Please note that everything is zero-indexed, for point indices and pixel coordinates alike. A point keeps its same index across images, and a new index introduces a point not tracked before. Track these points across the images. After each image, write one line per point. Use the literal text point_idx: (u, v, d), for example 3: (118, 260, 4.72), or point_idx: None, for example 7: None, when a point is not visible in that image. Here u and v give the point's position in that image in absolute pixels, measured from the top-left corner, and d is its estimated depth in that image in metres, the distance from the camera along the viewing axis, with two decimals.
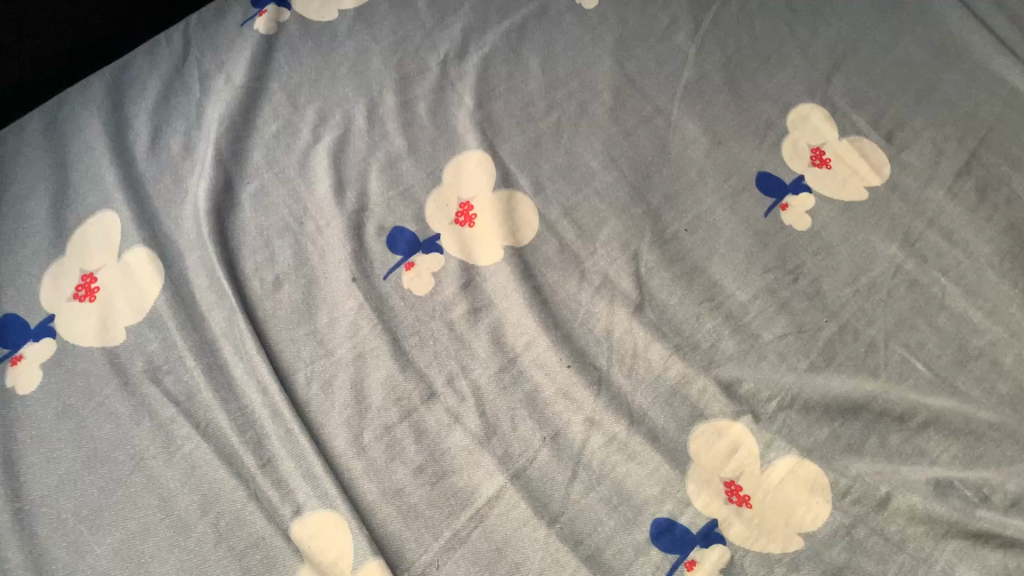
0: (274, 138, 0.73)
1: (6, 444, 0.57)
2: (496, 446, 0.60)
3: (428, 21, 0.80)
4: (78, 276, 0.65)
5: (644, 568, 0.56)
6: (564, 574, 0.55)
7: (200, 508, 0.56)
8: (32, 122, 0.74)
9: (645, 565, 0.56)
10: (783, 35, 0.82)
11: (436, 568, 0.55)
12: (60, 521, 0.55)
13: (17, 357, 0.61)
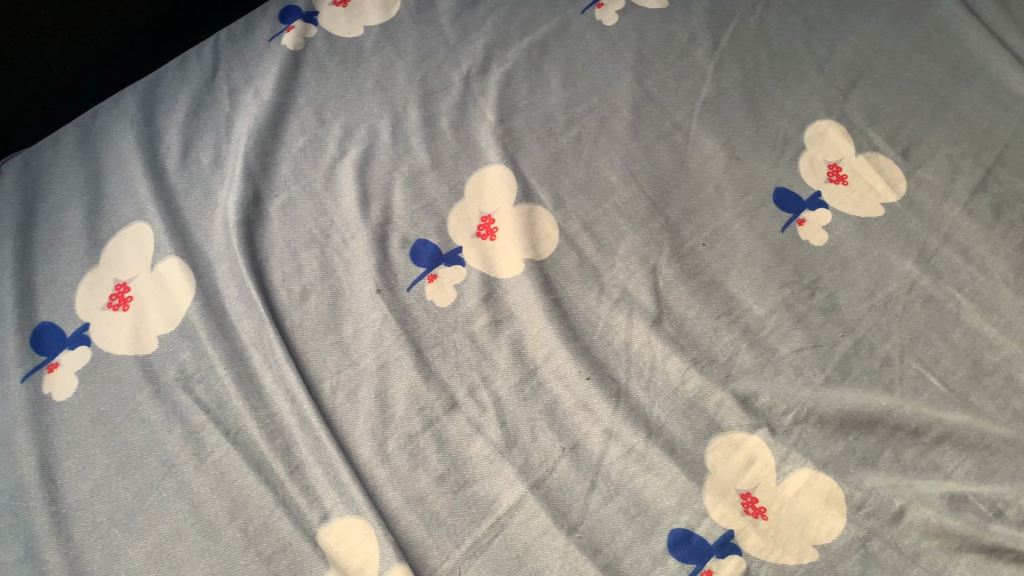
0: (301, 151, 0.74)
1: (43, 448, 0.59)
2: (516, 456, 0.61)
3: (451, 37, 0.82)
4: (112, 285, 0.67)
5: None
6: None
7: (229, 513, 0.57)
8: (67, 135, 0.77)
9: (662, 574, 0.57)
10: (801, 52, 0.84)
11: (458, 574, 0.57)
12: (95, 525, 0.57)
13: (53, 364, 0.63)
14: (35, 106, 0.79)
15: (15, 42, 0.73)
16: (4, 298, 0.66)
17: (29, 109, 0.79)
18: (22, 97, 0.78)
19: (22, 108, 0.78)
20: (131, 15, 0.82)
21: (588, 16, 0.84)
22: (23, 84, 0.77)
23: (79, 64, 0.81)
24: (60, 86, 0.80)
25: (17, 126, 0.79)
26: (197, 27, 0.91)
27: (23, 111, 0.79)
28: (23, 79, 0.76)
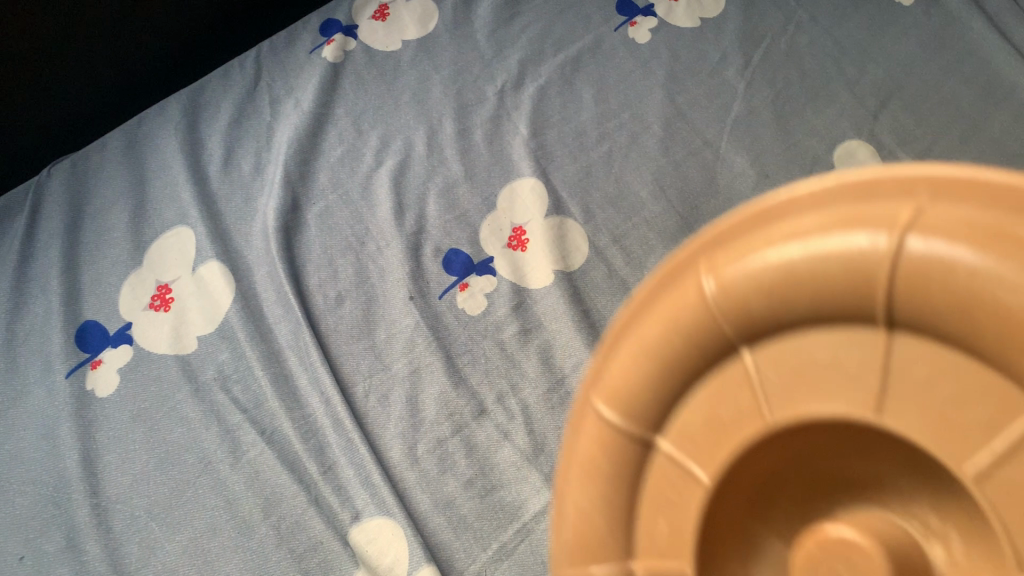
0: (339, 161, 0.76)
1: (86, 443, 0.62)
2: (543, 463, 0.62)
3: (487, 52, 0.84)
4: (154, 286, 0.69)
5: None
6: None
7: (262, 510, 0.59)
8: (114, 141, 0.79)
9: None
10: (832, 72, 0.83)
11: None
12: (134, 518, 0.59)
13: (96, 361, 0.65)
14: (78, 113, 0.83)
15: (37, 47, 0.77)
16: (52, 297, 0.68)
17: (73, 114, 0.83)
18: (63, 103, 0.81)
19: (64, 113, 0.82)
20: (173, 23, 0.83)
21: (621, 33, 0.85)
22: (61, 90, 0.80)
23: (120, 71, 0.83)
24: (104, 92, 0.83)
25: (63, 132, 0.83)
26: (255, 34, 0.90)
27: (65, 116, 0.82)
28: (59, 85, 0.80)
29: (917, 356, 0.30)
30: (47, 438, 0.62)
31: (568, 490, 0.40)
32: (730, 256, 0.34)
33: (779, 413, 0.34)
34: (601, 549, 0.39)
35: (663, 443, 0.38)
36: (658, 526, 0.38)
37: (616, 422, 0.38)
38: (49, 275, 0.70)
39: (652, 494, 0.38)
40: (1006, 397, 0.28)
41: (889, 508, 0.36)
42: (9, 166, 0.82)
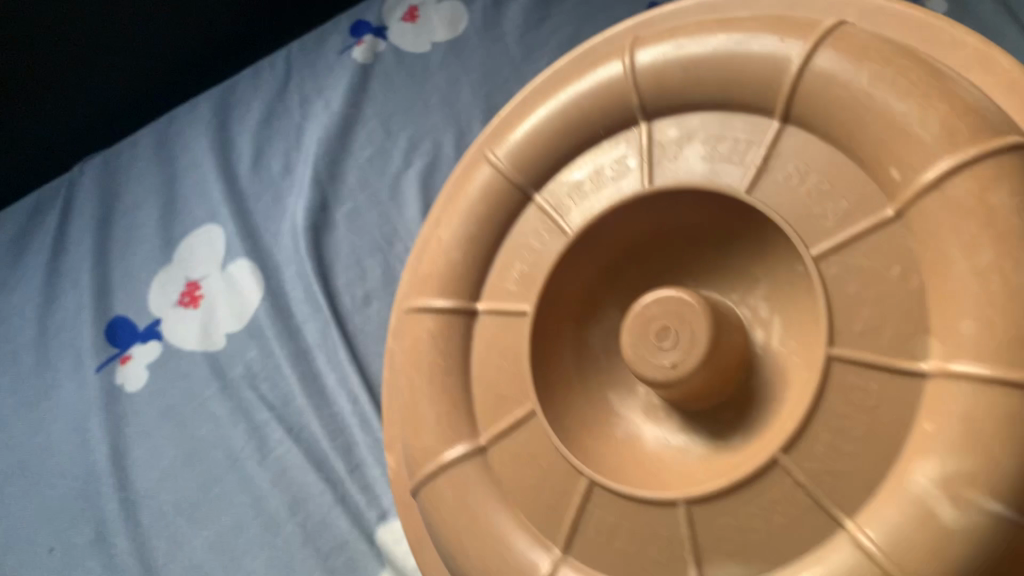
0: (368, 161, 0.75)
1: (116, 437, 0.62)
2: None
3: (518, 55, 0.77)
4: (183, 283, 0.69)
5: None
6: None
7: (289, 508, 0.58)
8: (146, 139, 0.80)
9: None
10: None
11: None
12: (161, 513, 0.59)
13: (125, 356, 0.66)
14: (108, 110, 0.84)
15: (61, 44, 0.77)
16: (82, 291, 0.69)
17: (102, 111, 0.83)
18: (92, 100, 0.82)
19: (93, 110, 0.83)
20: (200, 23, 0.82)
21: None
22: (88, 87, 0.81)
23: (148, 70, 0.82)
24: (132, 91, 0.83)
25: (93, 129, 0.84)
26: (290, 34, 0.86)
27: (94, 113, 0.83)
28: (86, 81, 0.81)
29: (802, 143, 0.40)
30: (77, 431, 0.63)
31: (457, 213, 0.49)
32: (658, 41, 0.45)
33: (668, 172, 0.43)
34: (463, 279, 0.48)
35: (540, 196, 0.47)
36: (514, 271, 0.47)
37: (521, 175, 0.47)
38: (80, 270, 0.70)
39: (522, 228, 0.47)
40: (867, 198, 0.38)
41: (726, 298, 0.47)
42: (41, 158, 0.84)
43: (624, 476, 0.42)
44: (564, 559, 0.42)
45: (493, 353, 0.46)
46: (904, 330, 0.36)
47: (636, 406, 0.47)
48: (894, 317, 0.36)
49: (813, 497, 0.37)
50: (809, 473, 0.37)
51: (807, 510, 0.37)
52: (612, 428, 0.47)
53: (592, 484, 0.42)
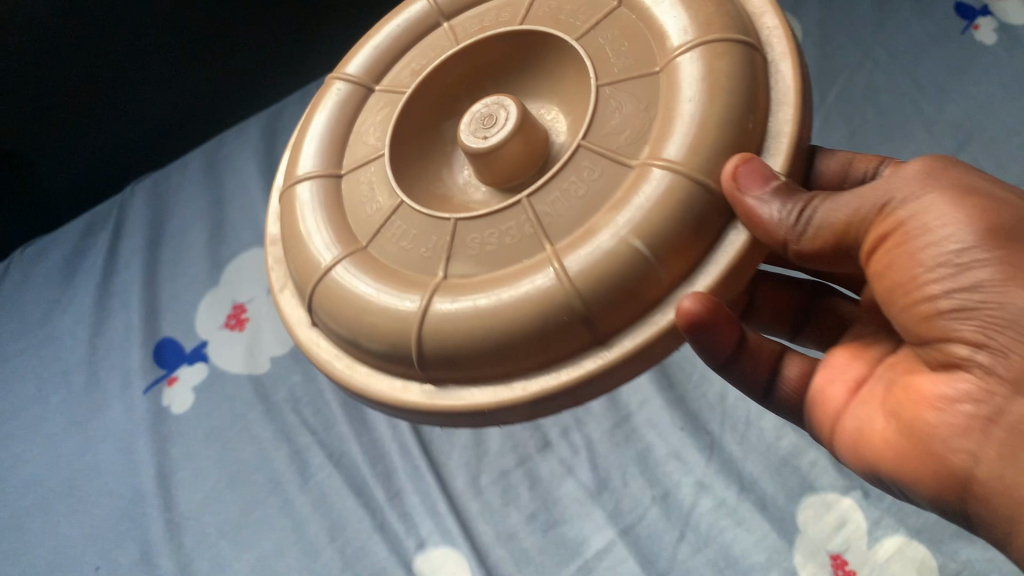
0: None
1: (161, 457, 0.63)
2: (606, 501, 0.64)
3: None
4: (230, 305, 0.70)
5: None
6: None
7: (328, 534, 0.58)
8: (194, 161, 0.81)
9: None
10: (912, 110, 0.81)
11: None
12: (204, 535, 0.60)
13: (172, 378, 0.67)
14: (151, 131, 0.85)
15: (110, 72, 0.78)
16: (132, 312, 0.70)
17: (145, 132, 0.85)
18: (137, 121, 0.84)
19: (137, 131, 0.84)
20: (245, 53, 0.83)
21: None
22: (133, 110, 0.82)
23: (191, 93, 0.84)
24: (175, 112, 0.85)
25: (136, 148, 0.86)
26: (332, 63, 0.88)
27: (138, 134, 0.85)
28: (132, 104, 0.82)
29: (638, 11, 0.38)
30: (124, 452, 0.64)
31: (366, 41, 0.45)
32: None
33: (535, 15, 0.41)
34: (378, 65, 0.44)
35: (448, 25, 0.44)
36: (412, 62, 0.43)
37: (441, 5, 0.44)
38: (130, 292, 0.72)
39: (417, 52, 0.44)
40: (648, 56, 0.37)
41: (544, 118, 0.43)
42: (84, 179, 0.85)
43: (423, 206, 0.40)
44: (355, 253, 0.39)
45: (368, 117, 0.43)
46: (640, 132, 0.35)
47: (458, 173, 0.44)
48: (650, 122, 0.35)
49: (539, 227, 0.35)
50: (544, 213, 0.35)
51: (529, 237, 0.35)
52: (433, 185, 0.43)
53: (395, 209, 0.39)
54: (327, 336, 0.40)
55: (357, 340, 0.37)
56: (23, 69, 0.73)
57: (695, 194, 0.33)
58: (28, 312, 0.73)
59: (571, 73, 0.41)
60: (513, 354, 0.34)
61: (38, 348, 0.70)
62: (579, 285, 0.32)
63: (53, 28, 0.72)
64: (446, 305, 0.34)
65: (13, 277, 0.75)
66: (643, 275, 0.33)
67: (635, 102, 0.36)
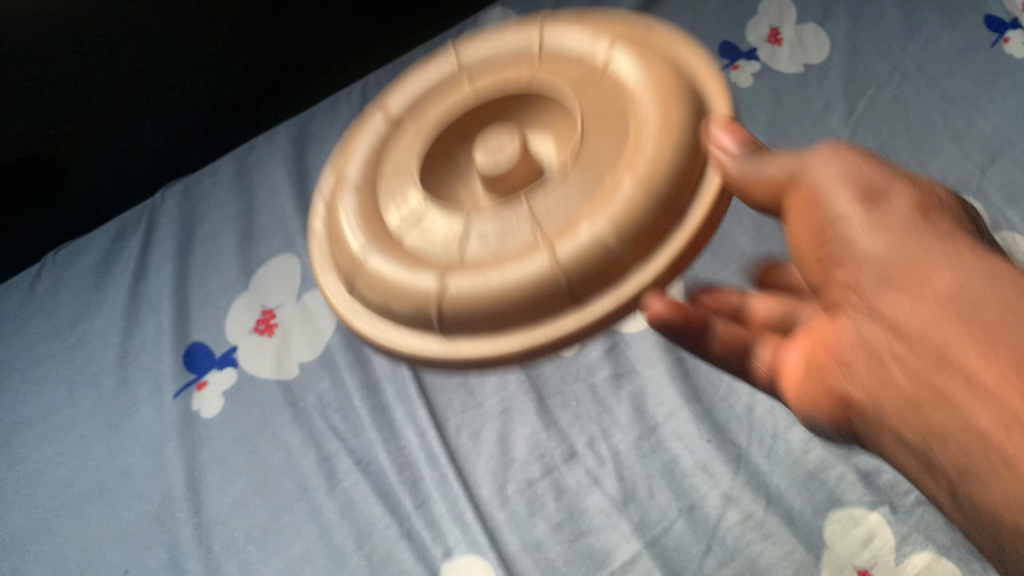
0: None
1: (190, 461, 0.64)
2: (632, 512, 0.64)
3: None
4: (259, 311, 0.70)
5: None
6: None
7: (354, 541, 0.59)
8: (225, 167, 0.82)
9: None
10: (939, 124, 0.83)
11: None
12: (233, 539, 0.60)
13: (202, 382, 0.67)
14: (181, 136, 0.86)
15: (145, 77, 0.79)
16: (163, 317, 0.71)
17: (175, 137, 0.85)
18: (168, 127, 0.84)
19: (168, 136, 0.85)
20: (277, 58, 0.84)
21: None
22: (165, 115, 0.83)
23: (223, 98, 0.85)
24: (206, 117, 0.86)
25: (165, 154, 0.86)
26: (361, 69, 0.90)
27: (169, 139, 0.85)
28: (164, 110, 0.82)
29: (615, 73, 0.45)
30: (154, 456, 0.64)
31: (392, 91, 0.52)
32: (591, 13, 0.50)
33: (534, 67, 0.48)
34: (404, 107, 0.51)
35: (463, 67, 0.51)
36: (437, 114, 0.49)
37: (461, 63, 0.51)
38: (161, 296, 0.72)
39: (437, 95, 0.51)
40: (618, 101, 0.44)
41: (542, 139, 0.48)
42: (111, 184, 0.86)
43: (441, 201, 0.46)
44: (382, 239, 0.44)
45: (399, 154, 0.49)
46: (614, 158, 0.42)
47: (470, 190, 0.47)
48: (622, 148, 0.42)
49: (535, 217, 0.41)
50: (541, 207, 0.42)
51: (530, 223, 0.41)
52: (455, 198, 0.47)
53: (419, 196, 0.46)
54: (362, 307, 0.45)
55: (386, 303, 0.43)
56: (60, 72, 0.74)
57: (655, 195, 0.39)
58: (60, 315, 0.73)
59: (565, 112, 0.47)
60: (511, 316, 0.39)
61: (69, 351, 0.71)
62: (564, 262, 0.38)
63: (90, 29, 0.73)
64: (463, 279, 0.40)
65: (46, 280, 0.76)
66: (611, 251, 0.39)
67: (610, 138, 0.43)
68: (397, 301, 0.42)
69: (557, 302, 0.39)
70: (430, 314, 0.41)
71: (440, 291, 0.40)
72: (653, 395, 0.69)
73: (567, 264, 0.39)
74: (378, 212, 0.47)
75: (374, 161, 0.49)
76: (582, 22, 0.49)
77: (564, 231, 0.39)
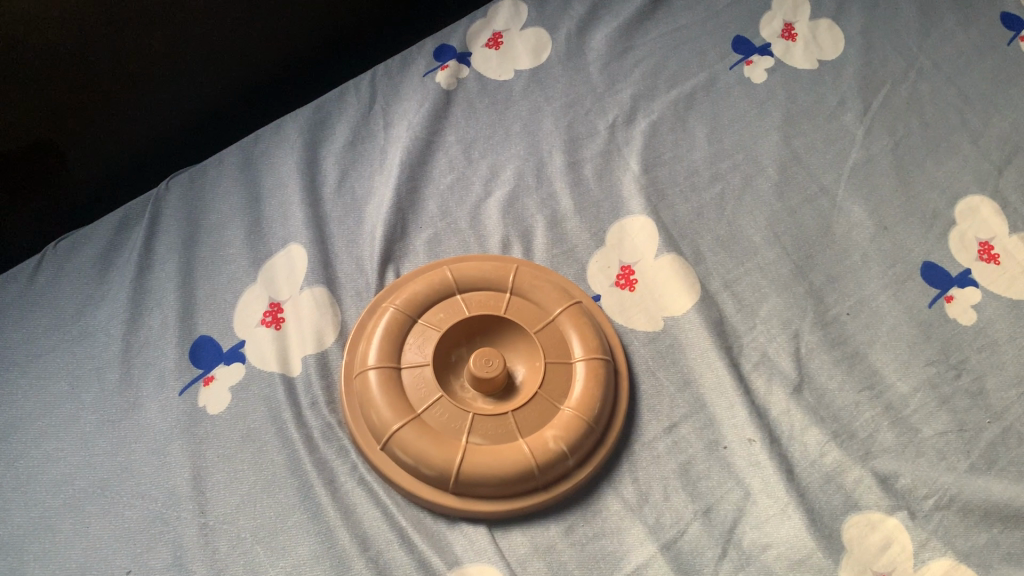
0: (449, 188, 0.78)
1: (196, 460, 0.62)
2: (647, 514, 0.62)
3: (599, 86, 0.85)
4: (266, 303, 0.69)
5: None
6: None
7: (359, 545, 0.59)
8: (231, 157, 0.80)
9: None
10: (954, 124, 0.83)
11: None
12: (240, 540, 0.59)
13: (209, 377, 0.66)
14: (184, 126, 0.85)
15: (159, 74, 0.79)
16: (168, 312, 0.69)
17: (178, 126, 0.84)
18: (173, 116, 0.83)
19: (171, 126, 0.84)
20: (279, 49, 0.86)
21: (737, 71, 0.86)
22: (171, 103, 0.82)
23: (226, 88, 0.85)
24: (209, 108, 0.85)
25: (167, 144, 0.85)
26: (353, 57, 0.95)
27: (172, 128, 0.84)
28: (170, 97, 0.81)
29: (557, 333, 0.67)
30: (157, 453, 0.62)
31: (375, 331, 0.65)
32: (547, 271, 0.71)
33: (507, 293, 0.69)
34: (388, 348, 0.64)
35: (442, 314, 0.67)
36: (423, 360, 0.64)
37: (456, 290, 0.68)
38: (166, 289, 0.71)
39: (431, 333, 0.66)
40: (561, 347, 0.66)
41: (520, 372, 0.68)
42: (107, 183, 0.83)
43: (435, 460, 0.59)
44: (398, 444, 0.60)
45: (388, 391, 0.62)
46: (562, 440, 0.61)
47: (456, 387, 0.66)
48: (562, 425, 0.62)
49: (516, 435, 0.61)
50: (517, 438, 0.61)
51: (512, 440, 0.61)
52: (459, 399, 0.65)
53: (421, 465, 0.60)
54: (397, 469, 0.61)
55: (415, 467, 0.60)
56: (74, 59, 0.72)
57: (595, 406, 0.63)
58: (60, 307, 0.71)
59: (529, 350, 0.68)
60: (503, 492, 0.60)
61: (70, 345, 0.68)
62: (538, 447, 0.60)
63: (114, 24, 0.72)
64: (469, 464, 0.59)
65: (46, 271, 0.73)
66: (566, 467, 0.62)
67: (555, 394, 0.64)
68: (424, 469, 0.59)
69: (527, 480, 0.60)
70: (448, 480, 0.59)
71: (456, 462, 0.59)
72: (666, 397, 0.68)
73: (537, 458, 0.60)
74: (387, 402, 0.61)
75: (388, 353, 0.64)
76: (548, 277, 0.71)
77: (534, 442, 0.61)
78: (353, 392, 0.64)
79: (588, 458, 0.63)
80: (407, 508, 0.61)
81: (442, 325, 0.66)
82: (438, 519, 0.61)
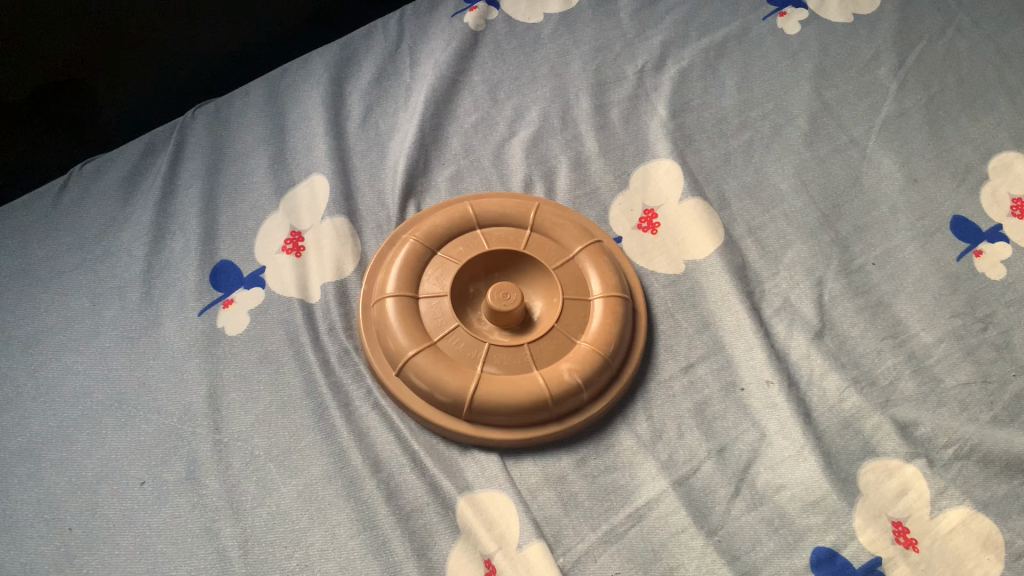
0: (473, 127, 0.78)
1: (212, 378, 0.62)
2: (660, 451, 0.62)
3: (630, 31, 0.84)
4: (288, 232, 0.70)
5: (809, 523, 0.58)
6: (761, 542, 0.58)
7: (371, 466, 0.59)
8: (256, 90, 0.81)
9: (807, 533, 0.58)
10: (991, 80, 0.81)
11: (607, 541, 0.58)
12: (254, 458, 0.59)
13: (228, 300, 0.66)
14: (207, 64, 0.85)
15: (190, 16, 0.79)
16: (190, 235, 0.70)
17: (207, 62, 0.85)
18: (200, 53, 0.83)
19: (196, 63, 0.84)
20: None
21: (770, 22, 0.85)
22: (199, 40, 0.82)
23: (259, 26, 0.86)
24: (238, 46, 0.86)
25: (192, 83, 0.85)
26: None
27: (201, 66, 0.85)
28: (200, 35, 0.82)
29: (574, 272, 0.66)
30: (174, 370, 0.63)
31: (394, 262, 0.65)
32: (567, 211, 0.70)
33: (527, 230, 0.68)
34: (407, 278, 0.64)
35: (462, 249, 0.67)
36: None
37: (476, 226, 0.68)
38: (189, 214, 0.71)
39: (450, 266, 0.66)
40: (579, 285, 0.66)
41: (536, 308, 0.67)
42: (134, 117, 0.84)
43: (450, 387, 0.59)
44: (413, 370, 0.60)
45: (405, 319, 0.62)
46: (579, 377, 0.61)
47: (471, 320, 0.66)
48: (578, 358, 0.61)
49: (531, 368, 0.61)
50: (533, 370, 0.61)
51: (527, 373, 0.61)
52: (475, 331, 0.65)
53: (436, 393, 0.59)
54: (411, 397, 0.61)
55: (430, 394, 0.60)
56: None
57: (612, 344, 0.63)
58: (85, 227, 0.71)
59: (546, 287, 0.67)
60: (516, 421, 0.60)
61: (94, 264, 0.69)
62: (553, 379, 0.60)
63: None
64: (485, 392, 0.59)
65: (72, 194, 0.74)
66: (579, 401, 0.61)
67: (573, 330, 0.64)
68: (437, 395, 0.59)
69: (541, 410, 0.60)
70: (461, 407, 0.59)
71: (470, 388, 0.59)
72: (684, 337, 0.67)
73: (551, 388, 0.60)
74: (403, 329, 0.61)
75: (406, 282, 0.64)
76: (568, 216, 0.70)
77: (549, 375, 0.60)
78: (370, 320, 0.64)
79: (602, 395, 0.63)
80: (421, 434, 0.61)
81: (461, 258, 0.66)
82: (451, 446, 0.61)
